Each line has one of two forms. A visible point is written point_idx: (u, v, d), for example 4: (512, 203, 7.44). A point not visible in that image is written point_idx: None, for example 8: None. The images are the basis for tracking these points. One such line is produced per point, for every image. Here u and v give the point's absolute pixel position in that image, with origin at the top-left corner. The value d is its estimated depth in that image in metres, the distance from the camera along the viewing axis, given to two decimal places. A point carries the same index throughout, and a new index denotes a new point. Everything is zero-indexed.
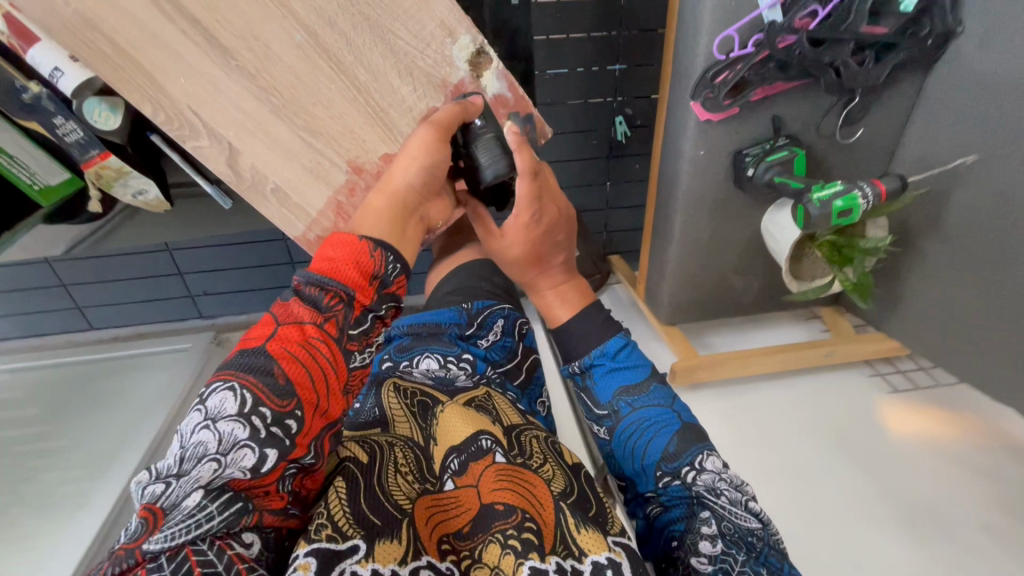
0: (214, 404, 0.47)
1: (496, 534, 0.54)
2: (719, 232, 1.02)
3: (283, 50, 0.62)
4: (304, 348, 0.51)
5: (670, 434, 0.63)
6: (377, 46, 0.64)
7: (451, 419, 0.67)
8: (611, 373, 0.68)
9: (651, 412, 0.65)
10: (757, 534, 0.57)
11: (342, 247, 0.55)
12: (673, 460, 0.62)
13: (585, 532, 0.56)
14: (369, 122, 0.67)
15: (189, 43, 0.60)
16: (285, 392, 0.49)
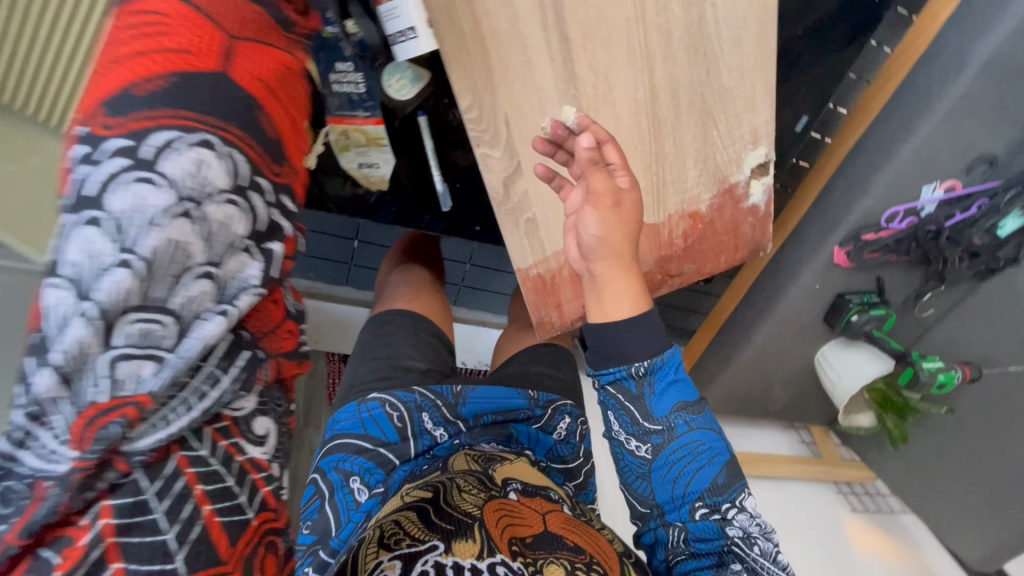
0: (127, 204, 0.33)
1: (563, 559, 0.49)
2: (790, 350, 1.15)
3: (621, 98, 0.59)
4: (280, 95, 0.42)
5: (721, 469, 0.55)
6: (696, 128, 0.63)
7: (520, 467, 0.62)
8: (671, 386, 0.55)
9: (698, 438, 0.55)
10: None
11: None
12: (718, 494, 0.55)
13: None
14: (648, 188, 0.66)
15: (546, 56, 0.55)
16: (276, 152, 0.40)
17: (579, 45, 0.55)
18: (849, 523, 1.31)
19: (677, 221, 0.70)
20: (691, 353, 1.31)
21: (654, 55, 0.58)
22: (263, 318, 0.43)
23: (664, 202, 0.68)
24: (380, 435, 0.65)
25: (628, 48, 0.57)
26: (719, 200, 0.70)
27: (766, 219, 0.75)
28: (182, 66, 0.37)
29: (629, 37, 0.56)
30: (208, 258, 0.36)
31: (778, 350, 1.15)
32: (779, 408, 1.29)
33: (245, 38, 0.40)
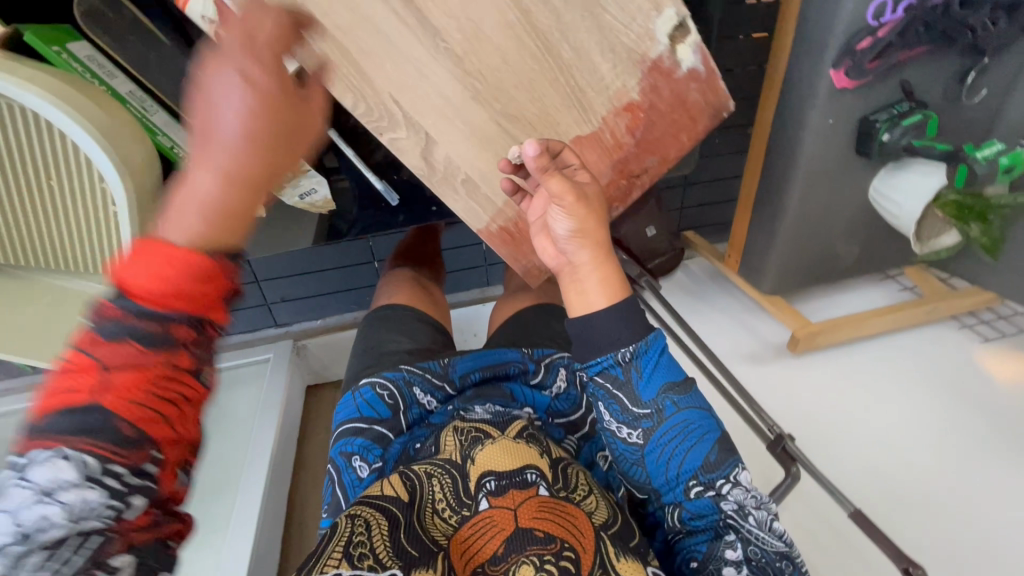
0: (46, 477, 0.36)
1: (531, 557, 0.59)
2: (832, 201, 1.04)
3: (493, 28, 0.58)
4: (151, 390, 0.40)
5: (710, 447, 0.65)
6: (585, 21, 0.60)
7: (498, 453, 0.67)
8: (654, 375, 0.65)
9: (687, 419, 0.65)
10: (783, 556, 0.63)
11: (160, 254, 0.39)
12: (710, 471, 0.65)
13: (623, 559, 0.60)
14: (567, 102, 0.64)
15: (400, 24, 0.55)
16: (156, 390, 0.40)
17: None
18: (985, 357, 1.15)
19: (615, 120, 0.67)
20: (735, 243, 1.23)
21: None
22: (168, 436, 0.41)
23: (592, 108, 0.65)
24: (372, 413, 0.75)
25: None
26: (649, 82, 0.66)
27: (714, 77, 0.68)
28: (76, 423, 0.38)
29: None
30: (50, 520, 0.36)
31: (819, 206, 1.04)
32: (852, 264, 1.16)
33: (142, 267, 0.39)
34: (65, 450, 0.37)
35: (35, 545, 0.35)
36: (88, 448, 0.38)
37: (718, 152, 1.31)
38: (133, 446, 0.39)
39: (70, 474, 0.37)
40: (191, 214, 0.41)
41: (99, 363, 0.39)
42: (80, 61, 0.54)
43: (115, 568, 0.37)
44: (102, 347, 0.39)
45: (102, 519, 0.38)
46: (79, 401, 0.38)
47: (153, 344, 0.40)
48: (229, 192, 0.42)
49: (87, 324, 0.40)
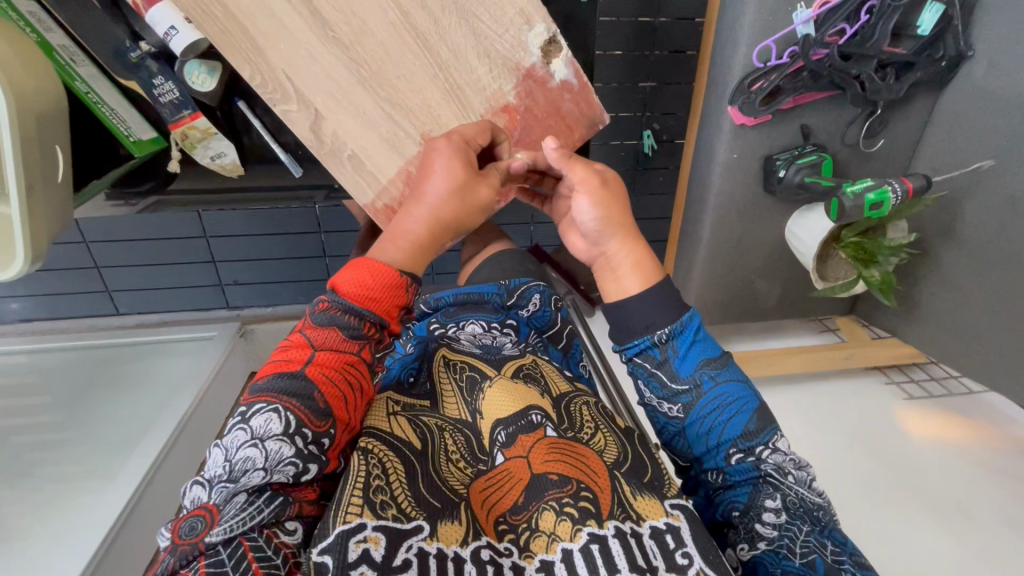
0: (261, 423, 0.44)
1: (551, 501, 0.45)
2: (746, 236, 1.08)
3: (377, 25, 0.68)
4: (342, 374, 0.49)
5: (749, 416, 0.55)
6: (461, 27, 0.70)
7: (498, 394, 0.54)
8: (692, 347, 0.57)
9: (732, 395, 0.56)
10: (821, 507, 0.52)
11: (381, 276, 0.52)
12: (750, 439, 0.54)
13: (641, 496, 0.47)
14: (445, 96, 0.73)
15: (293, 13, 0.66)
16: (324, 413, 0.46)
17: None
18: (904, 415, 1.14)
19: (492, 118, 0.75)
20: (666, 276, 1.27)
21: None
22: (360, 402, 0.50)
23: (470, 105, 0.74)
24: None
25: None
26: (524, 87, 0.74)
27: (589, 89, 0.76)
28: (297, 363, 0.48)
29: None
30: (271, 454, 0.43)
31: (733, 239, 1.08)
32: (774, 304, 1.18)
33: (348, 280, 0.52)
34: (278, 406, 0.45)
35: (245, 486, 0.42)
36: (292, 409, 0.45)
37: (662, 190, 1.38)
38: (326, 419, 0.46)
39: (276, 428, 0.44)
40: (393, 248, 0.57)
41: (309, 345, 0.50)
42: (19, 13, 0.61)
43: (291, 531, 0.42)
44: (324, 333, 0.50)
45: (284, 475, 0.43)
46: (291, 371, 0.48)
47: (351, 338, 0.50)
48: (425, 234, 0.58)
49: (307, 317, 0.51)
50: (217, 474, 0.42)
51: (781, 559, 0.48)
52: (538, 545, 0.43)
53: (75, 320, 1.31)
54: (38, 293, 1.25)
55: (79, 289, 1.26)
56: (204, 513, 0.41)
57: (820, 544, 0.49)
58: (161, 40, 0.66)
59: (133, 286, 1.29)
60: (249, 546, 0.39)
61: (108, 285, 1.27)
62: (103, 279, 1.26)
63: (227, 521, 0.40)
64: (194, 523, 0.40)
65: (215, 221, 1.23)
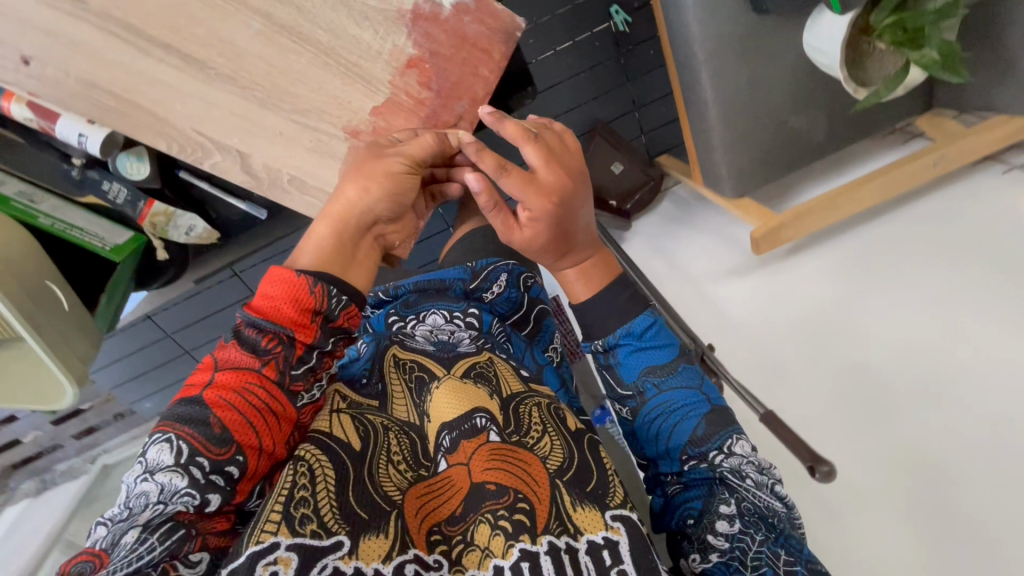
0: (152, 461, 0.49)
1: (488, 514, 0.54)
2: (755, 74, 0.91)
3: (248, 42, 0.65)
4: (239, 394, 0.53)
5: (699, 422, 0.59)
6: (325, 2, 0.65)
7: (444, 397, 0.64)
8: (637, 352, 0.63)
9: (691, 401, 0.61)
10: (777, 514, 0.56)
11: (282, 284, 0.55)
12: (700, 445, 0.59)
13: (581, 508, 0.56)
14: (345, 80, 0.68)
15: (170, 69, 0.65)
16: (222, 441, 0.51)
17: (180, 41, 0.64)
18: None
19: (402, 79, 0.69)
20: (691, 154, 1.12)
21: None
22: (270, 428, 0.54)
23: (374, 77, 0.69)
24: None
25: (207, 6, 0.63)
26: (418, 31, 0.68)
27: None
28: (192, 388, 0.53)
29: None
30: (159, 496, 0.48)
31: (741, 84, 0.91)
32: (827, 134, 0.99)
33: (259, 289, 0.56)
34: (171, 436, 0.50)
35: (137, 524, 0.47)
36: (183, 438, 0.50)
37: (658, 64, 1.21)
38: (226, 447, 0.51)
39: (168, 459, 0.49)
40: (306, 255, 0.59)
41: (212, 367, 0.54)
42: None
43: (193, 562, 0.48)
44: (229, 353, 0.55)
45: (182, 505, 0.48)
46: (190, 396, 0.52)
47: (253, 352, 0.54)
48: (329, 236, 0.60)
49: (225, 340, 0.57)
50: (119, 513, 0.48)
51: (731, 570, 0.52)
52: (471, 559, 0.53)
53: None
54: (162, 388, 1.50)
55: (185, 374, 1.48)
56: (95, 557, 0.46)
57: (774, 556, 0.52)
58: (80, 149, 0.69)
59: None
60: None
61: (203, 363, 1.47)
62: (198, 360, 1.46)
63: (116, 562, 0.45)
64: (83, 567, 0.45)
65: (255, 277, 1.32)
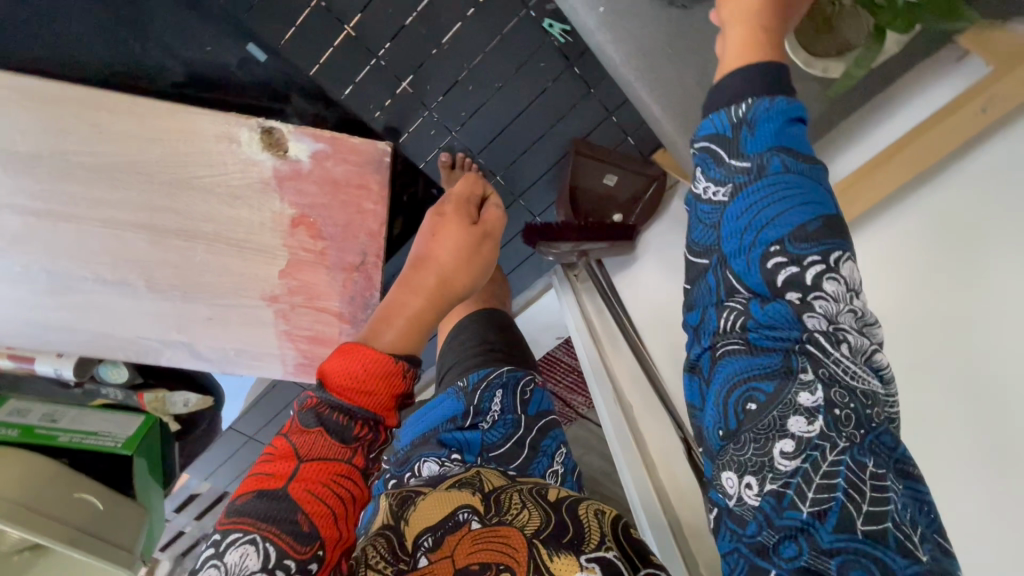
0: (235, 561, 0.32)
1: None
2: None
3: (147, 253, 0.67)
4: (330, 488, 0.37)
5: (813, 215, 0.31)
6: (195, 196, 0.64)
7: (427, 500, 0.47)
8: (785, 133, 0.33)
9: (809, 189, 0.32)
10: (879, 401, 0.31)
11: (361, 358, 0.39)
12: (808, 243, 0.31)
13: (559, 556, 0.41)
14: (244, 256, 0.68)
15: (98, 295, 0.70)
16: (307, 536, 0.34)
17: (94, 271, 0.68)
18: None
19: (294, 239, 0.68)
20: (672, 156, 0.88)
21: (112, 216, 0.65)
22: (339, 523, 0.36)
23: (268, 245, 0.68)
24: None
25: (100, 237, 0.66)
26: (290, 191, 0.65)
27: (341, 133, 0.64)
28: (255, 483, 0.36)
29: (90, 232, 0.66)
30: None
31: None
32: None
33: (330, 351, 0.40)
34: (255, 537, 0.33)
35: None
36: (270, 537, 0.33)
37: None
38: (309, 544, 0.34)
39: (253, 565, 0.32)
40: (385, 330, 0.42)
41: (296, 455, 0.37)
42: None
43: None
44: (306, 440, 0.37)
45: None
46: (269, 488, 0.35)
47: (342, 442, 0.38)
48: (417, 304, 0.45)
49: (292, 420, 0.39)
50: None
51: (784, 506, 0.29)
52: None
53: None
54: None
55: None
56: None
57: (860, 466, 0.29)
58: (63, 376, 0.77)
59: None
60: None
61: None
62: None
63: None
64: None
65: None
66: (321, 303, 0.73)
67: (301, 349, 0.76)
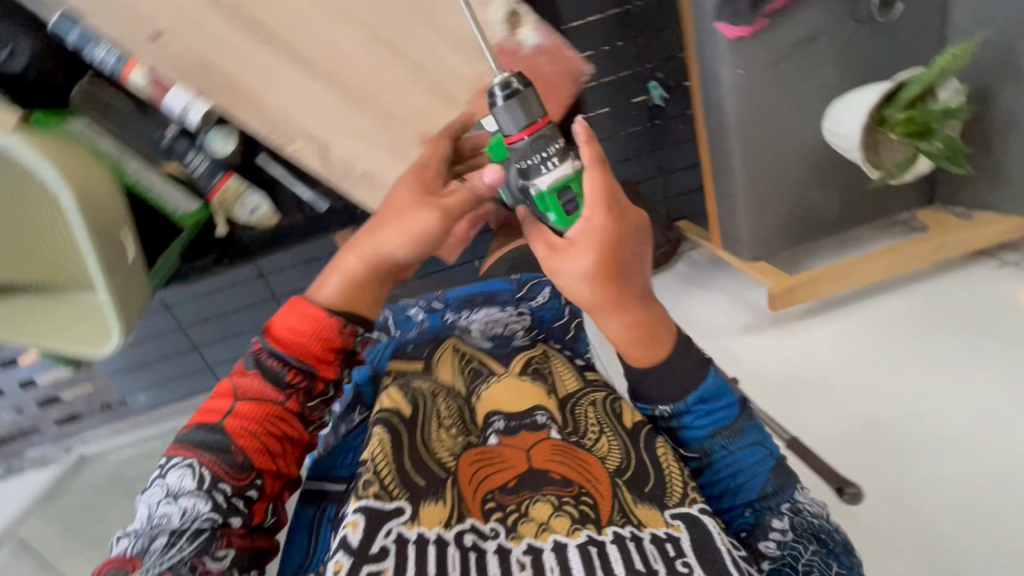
0: (175, 480, 0.60)
1: (549, 496, 0.64)
2: (778, 149, 1.03)
3: (353, 48, 0.75)
4: (262, 421, 0.64)
5: (765, 477, 0.68)
6: (424, 26, 0.75)
7: (508, 390, 0.76)
8: (709, 415, 0.69)
9: (747, 457, 0.69)
10: (826, 531, 0.67)
11: (306, 320, 0.67)
12: (767, 497, 0.68)
13: (639, 505, 0.66)
14: (429, 94, 0.77)
15: (281, 60, 0.74)
16: (243, 467, 0.62)
17: (295, 39, 0.73)
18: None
19: (478, 101, 0.78)
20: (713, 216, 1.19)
21: (349, 5, 0.73)
22: (274, 441, 0.65)
23: (454, 94, 0.77)
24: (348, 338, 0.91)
25: (325, 13, 0.73)
26: (500, 62, 0.77)
27: (562, 47, 0.78)
28: (202, 417, 0.65)
29: (319, 7, 0.73)
30: (178, 522, 0.58)
31: (767, 155, 1.03)
32: (840, 216, 1.10)
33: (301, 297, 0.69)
34: (194, 463, 0.61)
35: (164, 532, 0.57)
36: (206, 465, 0.61)
37: (686, 138, 1.34)
38: (246, 472, 0.62)
39: (190, 484, 0.60)
40: (327, 285, 0.70)
41: (236, 395, 0.65)
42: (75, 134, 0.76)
43: (220, 556, 0.58)
44: (248, 382, 0.66)
45: (206, 521, 0.58)
46: (214, 422, 0.64)
47: (276, 386, 0.66)
48: (357, 269, 0.69)
49: (244, 363, 0.68)
50: (141, 526, 0.59)
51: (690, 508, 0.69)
52: (527, 529, 0.62)
53: (194, 398, 1.53)
54: (159, 382, 1.47)
55: (184, 371, 1.47)
56: (125, 562, 0.56)
57: (824, 565, 0.65)
58: (180, 120, 0.77)
59: (226, 358, 1.47)
60: None
61: (206, 362, 1.46)
62: (202, 358, 1.45)
63: (153, 563, 0.55)
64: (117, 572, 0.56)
65: (280, 281, 1.38)
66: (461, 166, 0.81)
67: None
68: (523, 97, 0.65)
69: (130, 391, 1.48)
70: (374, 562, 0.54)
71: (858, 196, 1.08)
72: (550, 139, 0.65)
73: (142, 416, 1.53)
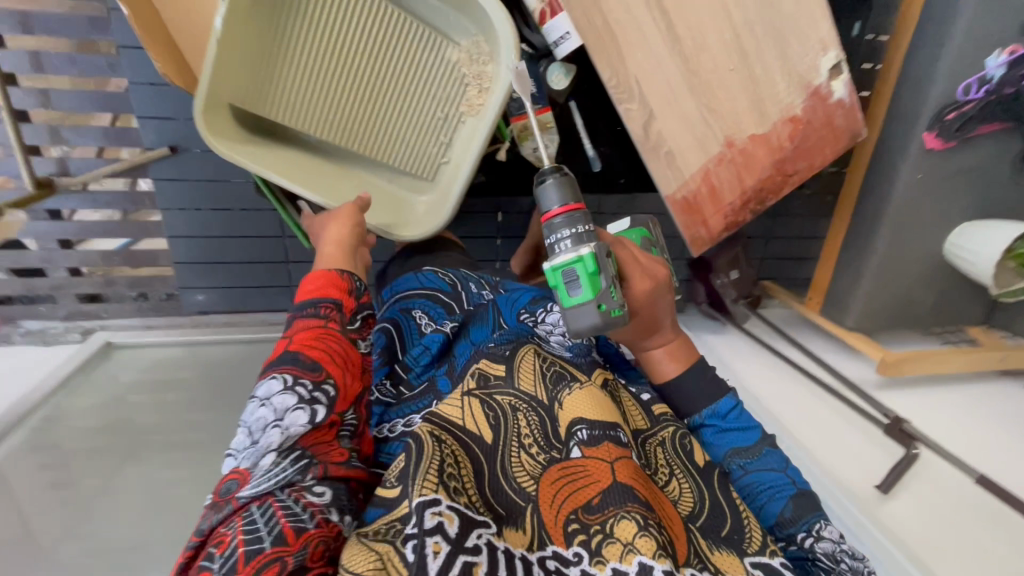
0: (262, 392, 0.60)
1: (632, 515, 0.55)
2: (913, 246, 1.22)
3: (714, 42, 0.82)
4: (321, 341, 0.65)
5: (784, 504, 0.67)
6: (773, 48, 0.81)
7: (589, 401, 0.66)
8: (723, 432, 0.73)
9: (768, 480, 0.69)
10: None
11: (317, 277, 0.72)
12: (788, 526, 0.66)
13: (717, 552, 0.60)
14: (751, 105, 0.84)
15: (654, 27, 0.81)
16: (315, 368, 0.62)
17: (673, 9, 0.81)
18: None
19: (779, 126, 0.85)
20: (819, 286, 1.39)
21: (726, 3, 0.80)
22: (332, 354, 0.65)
23: (766, 114, 0.85)
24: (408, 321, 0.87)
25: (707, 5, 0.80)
26: (810, 102, 0.83)
27: (857, 107, 0.83)
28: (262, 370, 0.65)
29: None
30: (266, 435, 0.58)
31: (904, 246, 1.21)
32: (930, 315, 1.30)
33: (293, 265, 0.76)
34: (275, 375, 0.61)
35: (269, 450, 0.58)
36: (289, 373, 0.61)
37: None
38: (319, 371, 0.62)
39: (277, 387, 0.60)
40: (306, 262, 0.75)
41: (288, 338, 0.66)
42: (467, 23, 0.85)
43: (317, 491, 0.58)
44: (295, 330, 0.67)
45: (297, 423, 0.58)
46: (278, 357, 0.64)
47: (317, 318, 0.67)
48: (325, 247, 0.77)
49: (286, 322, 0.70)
50: (241, 446, 0.59)
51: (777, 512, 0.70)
52: (610, 550, 0.54)
53: (252, 314, 1.37)
54: (231, 287, 1.32)
55: (259, 284, 1.33)
56: (237, 477, 0.57)
57: None
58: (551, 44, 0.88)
59: None
60: (277, 504, 0.54)
61: (290, 280, 1.34)
62: (288, 276, 1.33)
63: (256, 480, 0.56)
64: (230, 484, 0.57)
65: None
66: (744, 174, 0.89)
67: (698, 188, 0.92)
68: (566, 182, 0.72)
69: (190, 287, 1.31)
70: (470, 554, 0.50)
71: (948, 304, 1.29)
72: (580, 223, 0.70)
73: (187, 318, 1.34)
